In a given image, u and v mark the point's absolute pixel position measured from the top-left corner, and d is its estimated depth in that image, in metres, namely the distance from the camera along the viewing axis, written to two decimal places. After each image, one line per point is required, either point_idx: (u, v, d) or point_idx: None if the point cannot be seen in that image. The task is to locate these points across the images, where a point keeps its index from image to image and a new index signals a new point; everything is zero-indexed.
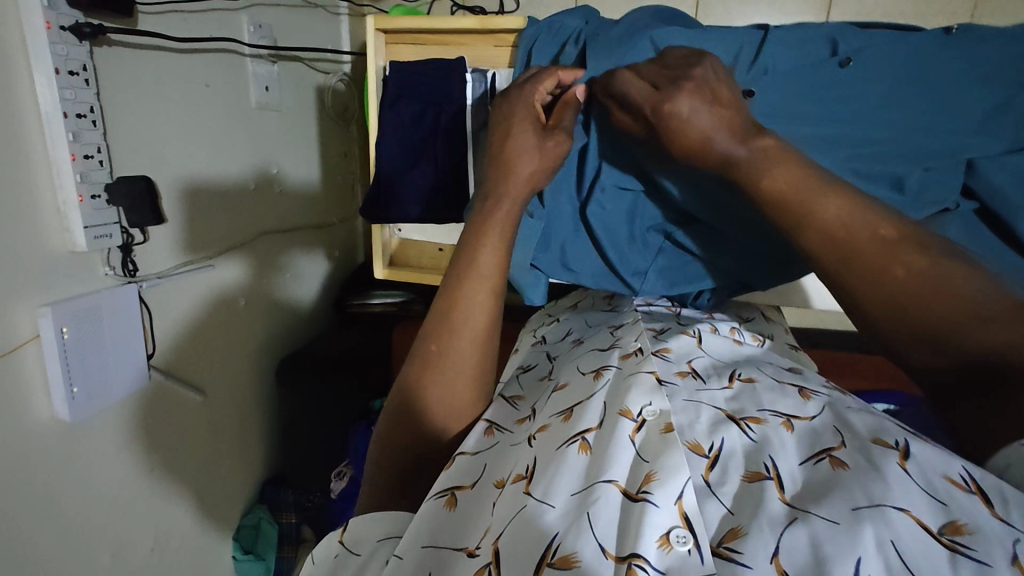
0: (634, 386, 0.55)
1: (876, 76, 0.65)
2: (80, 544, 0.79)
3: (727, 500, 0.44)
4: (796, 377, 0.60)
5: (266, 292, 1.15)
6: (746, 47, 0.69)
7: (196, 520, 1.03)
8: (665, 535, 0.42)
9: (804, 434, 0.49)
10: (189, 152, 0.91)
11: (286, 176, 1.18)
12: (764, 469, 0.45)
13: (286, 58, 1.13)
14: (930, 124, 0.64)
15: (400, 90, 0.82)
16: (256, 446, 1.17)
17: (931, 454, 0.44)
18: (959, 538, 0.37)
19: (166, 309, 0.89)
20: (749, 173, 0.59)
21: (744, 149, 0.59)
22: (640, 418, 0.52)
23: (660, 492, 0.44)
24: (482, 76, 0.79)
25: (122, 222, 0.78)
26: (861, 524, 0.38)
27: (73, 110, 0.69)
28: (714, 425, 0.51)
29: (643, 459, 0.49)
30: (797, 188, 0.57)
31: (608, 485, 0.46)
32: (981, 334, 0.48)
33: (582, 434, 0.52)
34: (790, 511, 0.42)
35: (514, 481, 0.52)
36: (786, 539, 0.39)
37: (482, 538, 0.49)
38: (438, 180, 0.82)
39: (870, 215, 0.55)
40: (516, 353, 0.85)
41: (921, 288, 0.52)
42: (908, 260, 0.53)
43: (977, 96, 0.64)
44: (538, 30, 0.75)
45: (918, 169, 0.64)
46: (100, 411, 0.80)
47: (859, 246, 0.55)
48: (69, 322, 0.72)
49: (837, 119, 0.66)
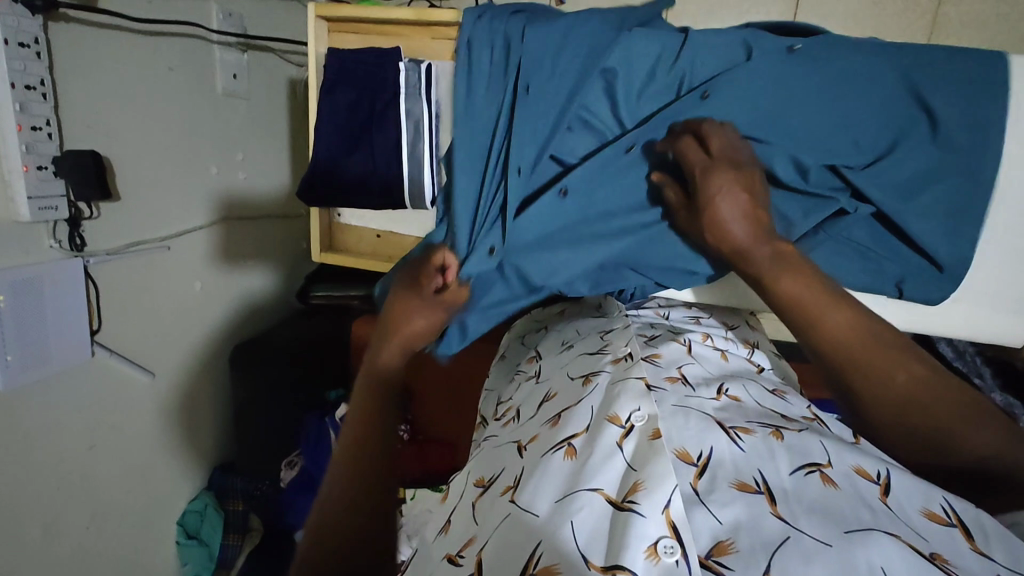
0: (625, 391, 0.54)
1: (737, 102, 0.66)
2: (12, 515, 0.79)
3: (717, 510, 0.42)
4: (778, 400, 0.58)
5: (225, 279, 1.15)
6: (663, 55, 0.68)
7: (137, 503, 1.02)
8: (652, 546, 0.41)
9: (793, 444, 0.49)
10: (148, 132, 0.91)
11: (252, 164, 1.18)
12: (754, 483, 0.45)
13: (256, 47, 1.14)
14: (832, 129, 0.66)
15: (336, 76, 0.80)
16: (204, 433, 1.15)
17: (912, 486, 0.46)
18: (949, 565, 0.39)
19: (117, 286, 0.90)
20: (768, 272, 0.59)
21: (765, 248, 0.60)
22: (628, 424, 0.50)
23: (647, 501, 0.43)
24: (417, 65, 0.77)
25: (69, 195, 0.79)
26: (857, 548, 0.38)
27: (22, 81, 0.70)
28: (704, 433, 0.49)
29: (631, 468, 0.47)
30: (808, 291, 0.57)
31: (593, 494, 0.45)
32: (981, 439, 0.49)
33: (569, 440, 0.52)
34: (784, 528, 0.40)
35: (501, 491, 0.51)
36: (781, 554, 0.38)
37: (466, 546, 0.50)
38: (374, 168, 0.80)
39: (869, 320, 0.55)
40: (504, 362, 0.83)
41: (928, 395, 0.51)
42: (910, 366, 0.52)
43: (875, 100, 0.66)
44: (473, 23, 0.71)
45: (812, 172, 0.66)
46: (40, 382, 0.80)
47: (857, 354, 0.54)
48: (7, 291, 0.73)
49: (755, 129, 0.66)
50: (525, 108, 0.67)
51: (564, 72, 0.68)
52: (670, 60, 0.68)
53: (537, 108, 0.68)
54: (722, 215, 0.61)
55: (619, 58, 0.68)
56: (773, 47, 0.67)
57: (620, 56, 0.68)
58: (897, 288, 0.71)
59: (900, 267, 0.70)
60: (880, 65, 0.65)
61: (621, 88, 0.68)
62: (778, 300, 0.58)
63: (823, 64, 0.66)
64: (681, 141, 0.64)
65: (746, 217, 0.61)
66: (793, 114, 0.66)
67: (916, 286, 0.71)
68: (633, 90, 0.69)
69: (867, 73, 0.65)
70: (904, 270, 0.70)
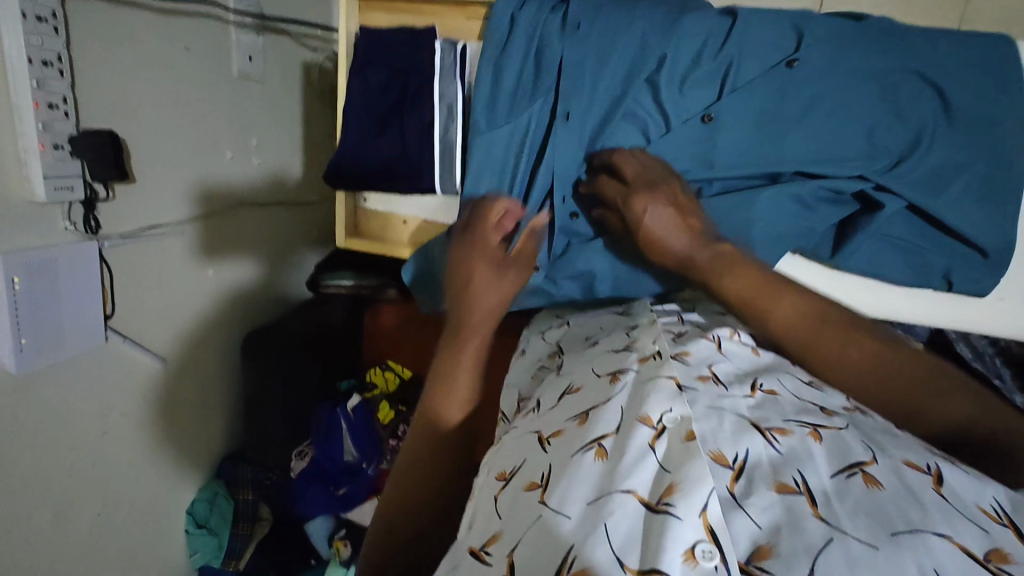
0: (654, 391, 0.49)
1: (739, 118, 0.65)
2: (24, 500, 0.78)
3: (756, 514, 0.40)
4: (817, 395, 0.52)
5: (237, 265, 1.13)
6: (711, 39, 0.66)
7: (147, 490, 1.01)
8: (689, 550, 0.38)
9: (833, 444, 0.45)
10: (164, 113, 0.89)
11: (266, 149, 1.16)
12: (795, 483, 0.42)
13: (272, 29, 1.12)
14: (884, 118, 0.63)
15: (367, 56, 0.79)
16: (214, 420, 1.14)
17: (960, 484, 0.43)
18: (1005, 565, 0.36)
19: (129, 270, 0.88)
20: (710, 276, 0.60)
21: (703, 253, 0.61)
22: (660, 425, 0.46)
23: (684, 503, 0.40)
24: (451, 45, 0.75)
25: (85, 175, 0.77)
26: (903, 552, 0.36)
27: (39, 57, 0.68)
28: (738, 431, 0.46)
29: (665, 470, 0.43)
30: (757, 288, 0.59)
31: (627, 496, 0.41)
32: (941, 404, 0.53)
33: (598, 440, 0.47)
34: (826, 529, 0.38)
35: (528, 487, 0.47)
36: (824, 555, 0.36)
37: (489, 542, 0.46)
38: (403, 152, 0.77)
39: (820, 305, 0.59)
40: (522, 356, 0.73)
41: (884, 370, 0.54)
42: (860, 344, 0.56)
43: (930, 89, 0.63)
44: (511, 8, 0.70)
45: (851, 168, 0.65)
46: (53, 366, 0.79)
47: (816, 341, 0.56)
48: (23, 273, 0.71)
49: (799, 120, 0.65)
50: (564, 134, 0.67)
51: (601, 60, 0.67)
52: (717, 44, 0.66)
53: (574, 99, 0.67)
54: (652, 229, 0.61)
55: (662, 44, 0.66)
56: (825, 35, 0.64)
57: (663, 41, 0.66)
58: (945, 281, 0.69)
59: (945, 258, 0.67)
60: (937, 53, 0.63)
61: (663, 74, 0.66)
62: (722, 299, 0.60)
63: (876, 51, 0.63)
64: (609, 158, 0.65)
65: (678, 227, 0.61)
66: (841, 104, 0.64)
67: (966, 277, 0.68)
68: (677, 75, 0.66)
69: (922, 60, 0.63)
70: (950, 261, 0.67)
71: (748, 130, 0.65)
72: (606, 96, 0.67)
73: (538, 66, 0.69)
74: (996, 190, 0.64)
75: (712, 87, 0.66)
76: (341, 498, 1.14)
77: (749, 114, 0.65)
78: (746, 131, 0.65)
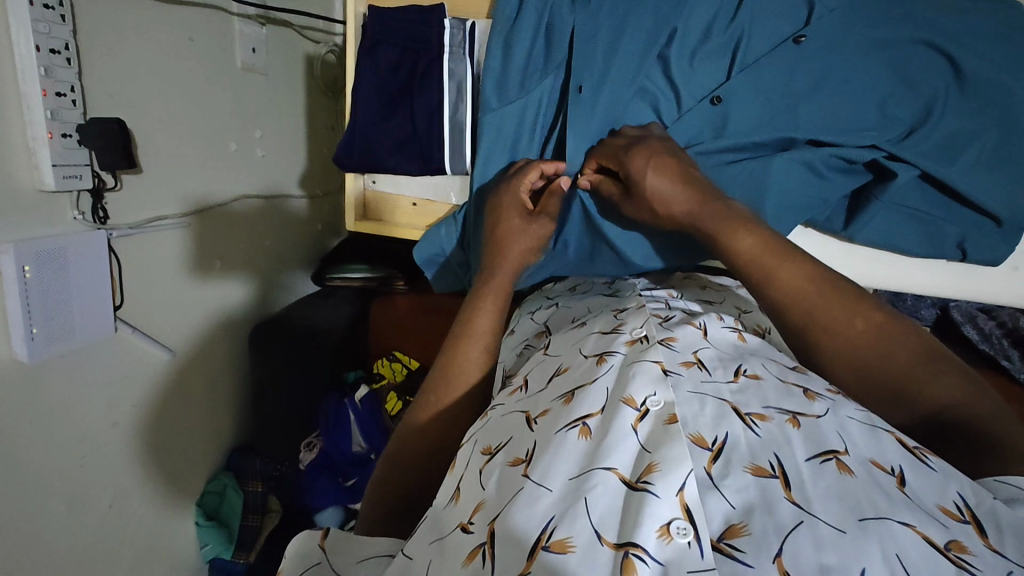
0: (638, 373, 0.48)
1: (750, 91, 0.65)
2: (38, 491, 0.78)
3: (731, 496, 0.39)
4: (803, 377, 0.51)
5: (245, 258, 1.13)
6: (722, 11, 0.65)
7: (159, 482, 1.01)
8: (665, 526, 0.38)
9: (810, 433, 0.44)
10: (169, 103, 0.89)
11: (270, 141, 1.16)
12: (769, 466, 0.41)
13: (275, 21, 1.12)
14: (894, 88, 0.64)
15: (378, 35, 0.78)
16: (224, 411, 1.14)
17: (925, 480, 0.41)
18: (965, 556, 0.36)
19: (137, 260, 0.88)
20: (716, 233, 0.59)
21: (707, 210, 0.60)
22: (643, 408, 0.46)
23: (662, 482, 0.40)
24: (461, 23, 0.75)
25: (93, 164, 0.77)
26: (868, 537, 0.36)
27: (47, 44, 0.68)
28: (719, 416, 0.45)
29: (646, 449, 0.43)
30: (763, 251, 0.57)
31: (606, 473, 0.41)
32: (934, 385, 0.51)
33: (583, 419, 0.46)
34: (797, 513, 0.38)
35: (512, 461, 0.46)
36: (791, 540, 0.36)
37: (476, 511, 0.45)
38: (414, 132, 0.78)
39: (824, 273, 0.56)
40: (510, 336, 0.72)
41: (881, 345, 0.53)
42: (865, 314, 0.54)
43: (942, 55, 0.63)
44: None
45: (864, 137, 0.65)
46: (64, 355, 0.79)
47: (819, 305, 0.54)
48: (33, 262, 0.71)
49: (810, 92, 0.65)
50: (575, 109, 0.67)
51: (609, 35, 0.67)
52: (727, 16, 0.66)
53: (585, 70, 0.67)
54: (658, 189, 0.61)
55: (672, 17, 0.65)
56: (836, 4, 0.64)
57: (673, 15, 0.66)
58: (960, 250, 0.69)
59: (959, 228, 0.68)
60: (949, 21, 0.63)
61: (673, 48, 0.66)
62: (730, 261, 0.59)
63: (888, 18, 0.63)
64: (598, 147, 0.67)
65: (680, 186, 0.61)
66: (853, 75, 0.64)
67: (980, 246, 0.68)
68: (688, 48, 0.66)
69: (935, 26, 0.63)
70: (965, 230, 0.67)
71: (760, 101, 0.66)
72: (617, 70, 0.67)
73: (546, 45, 0.69)
74: (1010, 157, 0.64)
75: (723, 60, 0.66)
76: (348, 488, 1.14)
77: (760, 85, 0.65)
78: (758, 102, 0.66)
